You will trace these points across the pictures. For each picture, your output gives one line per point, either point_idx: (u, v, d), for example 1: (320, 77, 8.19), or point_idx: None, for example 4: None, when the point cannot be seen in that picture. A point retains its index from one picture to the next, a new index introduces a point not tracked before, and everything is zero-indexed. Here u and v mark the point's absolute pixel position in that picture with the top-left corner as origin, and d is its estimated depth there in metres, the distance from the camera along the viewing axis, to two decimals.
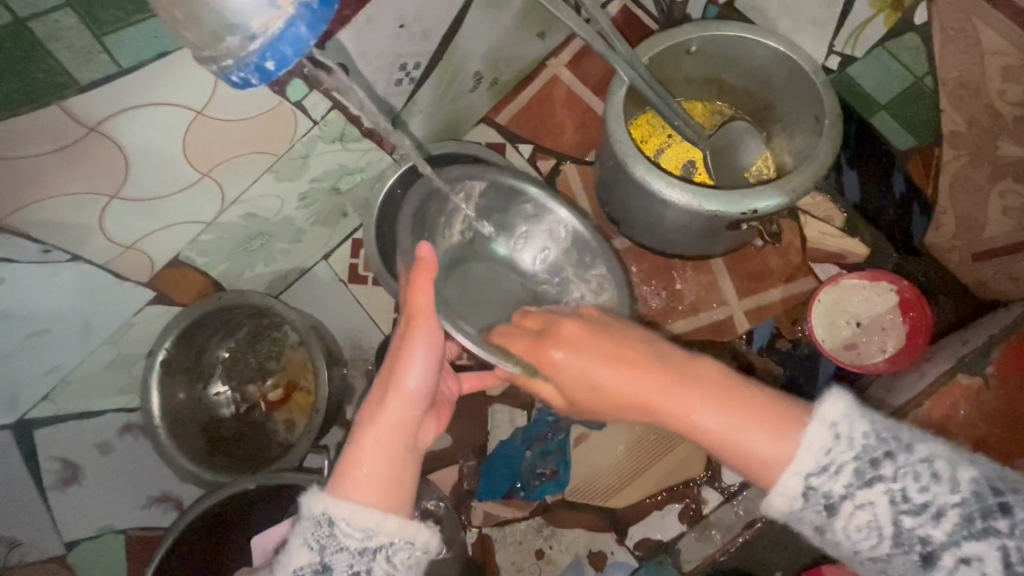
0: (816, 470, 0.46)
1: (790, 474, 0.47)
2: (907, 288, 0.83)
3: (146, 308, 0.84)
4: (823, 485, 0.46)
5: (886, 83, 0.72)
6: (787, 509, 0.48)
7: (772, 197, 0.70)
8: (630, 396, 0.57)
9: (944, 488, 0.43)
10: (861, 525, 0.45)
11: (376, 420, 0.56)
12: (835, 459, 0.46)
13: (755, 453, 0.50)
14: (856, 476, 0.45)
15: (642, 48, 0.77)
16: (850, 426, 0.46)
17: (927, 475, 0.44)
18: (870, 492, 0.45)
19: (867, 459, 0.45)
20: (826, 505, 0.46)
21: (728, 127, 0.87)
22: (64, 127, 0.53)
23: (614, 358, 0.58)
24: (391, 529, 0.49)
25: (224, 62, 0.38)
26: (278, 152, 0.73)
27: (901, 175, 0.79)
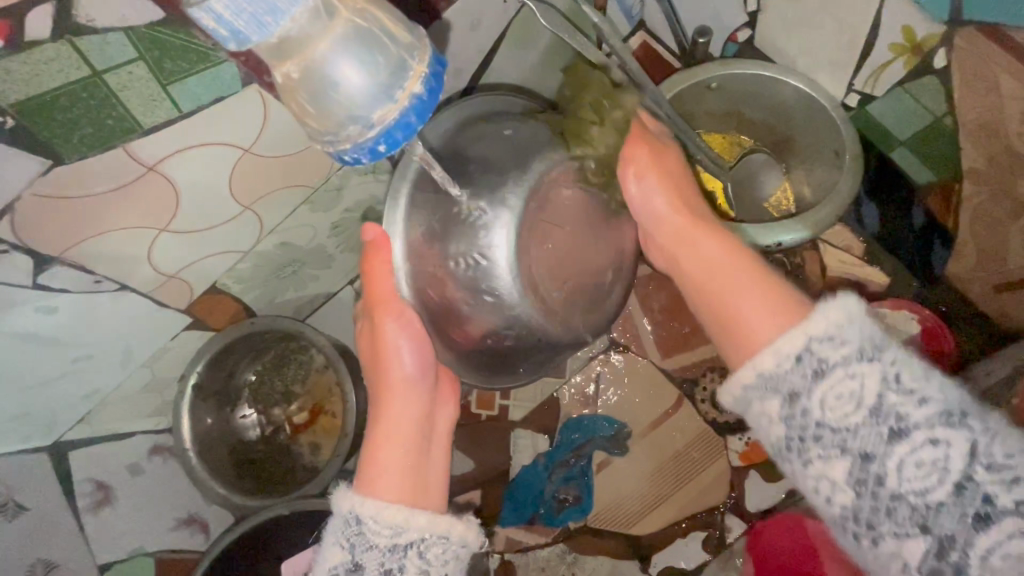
0: (820, 336, 0.46)
1: (769, 350, 0.48)
2: (929, 317, 0.84)
3: (182, 333, 0.87)
4: (898, 406, 0.42)
5: (905, 120, 0.75)
6: (769, 370, 0.48)
7: (795, 230, 0.71)
8: (743, 291, 0.53)
9: (933, 386, 0.42)
10: (841, 394, 0.44)
11: (388, 413, 0.59)
12: (844, 333, 0.45)
13: (751, 328, 0.50)
14: (856, 351, 0.44)
15: (666, 85, 0.80)
16: (851, 323, 0.46)
17: (920, 372, 0.43)
18: (864, 365, 0.44)
19: (938, 408, 0.41)
20: (817, 369, 0.45)
21: (747, 160, 0.89)
22: (126, 168, 0.56)
23: (713, 228, 0.61)
24: (421, 523, 0.52)
25: (343, 147, 0.43)
26: (316, 184, 0.76)
27: (921, 208, 0.80)
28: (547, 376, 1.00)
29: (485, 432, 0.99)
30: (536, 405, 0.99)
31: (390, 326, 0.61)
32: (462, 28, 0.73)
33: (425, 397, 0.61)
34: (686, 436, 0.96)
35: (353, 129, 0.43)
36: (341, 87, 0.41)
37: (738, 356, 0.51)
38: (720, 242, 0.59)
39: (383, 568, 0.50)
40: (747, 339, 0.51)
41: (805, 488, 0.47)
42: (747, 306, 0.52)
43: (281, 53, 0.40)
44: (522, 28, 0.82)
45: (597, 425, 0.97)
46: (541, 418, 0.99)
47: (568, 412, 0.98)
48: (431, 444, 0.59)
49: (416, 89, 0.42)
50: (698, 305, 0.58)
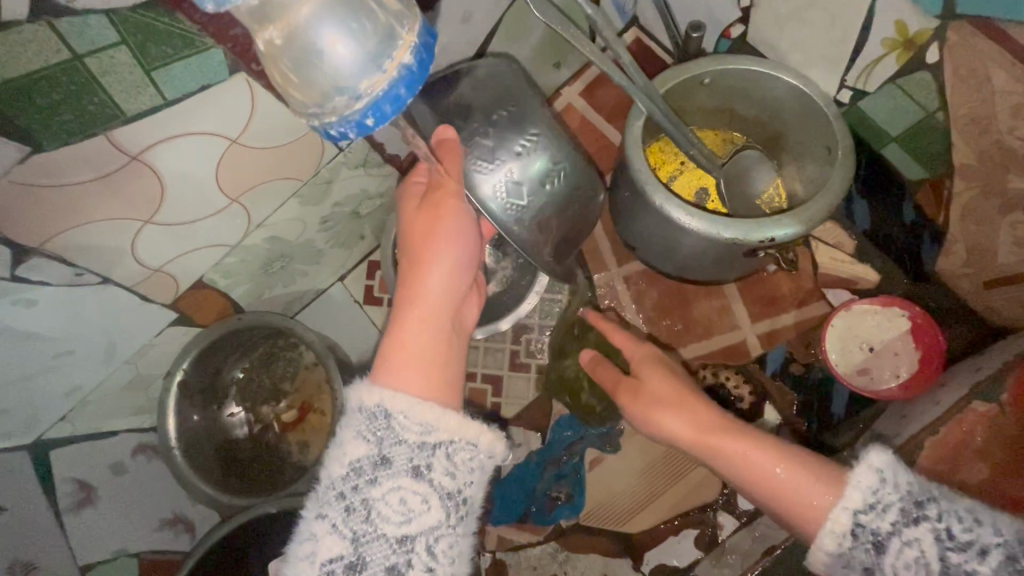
0: (864, 507, 0.51)
1: (838, 511, 0.52)
2: (919, 313, 0.85)
3: (167, 328, 0.85)
4: (964, 563, 0.46)
5: (896, 117, 0.75)
6: (835, 549, 0.52)
7: (787, 226, 0.71)
8: (732, 468, 0.61)
9: (985, 529, 0.46)
10: (908, 562, 0.48)
11: (414, 311, 0.57)
12: (882, 498, 0.50)
13: (805, 500, 0.55)
14: (901, 514, 0.49)
15: (659, 80, 0.80)
16: (895, 474, 0.50)
17: (968, 518, 0.47)
18: (916, 529, 0.48)
19: (912, 499, 0.49)
20: (875, 543, 0.50)
21: (740, 156, 0.89)
22: (109, 157, 0.55)
23: (674, 403, 0.66)
24: (450, 426, 0.49)
25: (330, 120, 0.42)
26: (305, 177, 0.75)
27: (911, 205, 0.81)
28: (539, 373, 0.99)
29: None
30: (527, 402, 0.99)
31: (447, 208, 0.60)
32: (453, 21, 0.72)
33: (457, 299, 0.59)
34: None
35: (340, 101, 0.42)
36: (326, 56, 0.40)
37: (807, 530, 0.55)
38: (704, 408, 0.65)
39: (411, 464, 0.48)
40: (803, 505, 0.55)
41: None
42: (790, 482, 0.57)
43: (262, 17, 0.39)
44: (515, 22, 0.82)
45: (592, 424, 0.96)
46: (533, 416, 0.98)
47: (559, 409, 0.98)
48: (458, 341, 0.58)
49: (406, 60, 0.41)
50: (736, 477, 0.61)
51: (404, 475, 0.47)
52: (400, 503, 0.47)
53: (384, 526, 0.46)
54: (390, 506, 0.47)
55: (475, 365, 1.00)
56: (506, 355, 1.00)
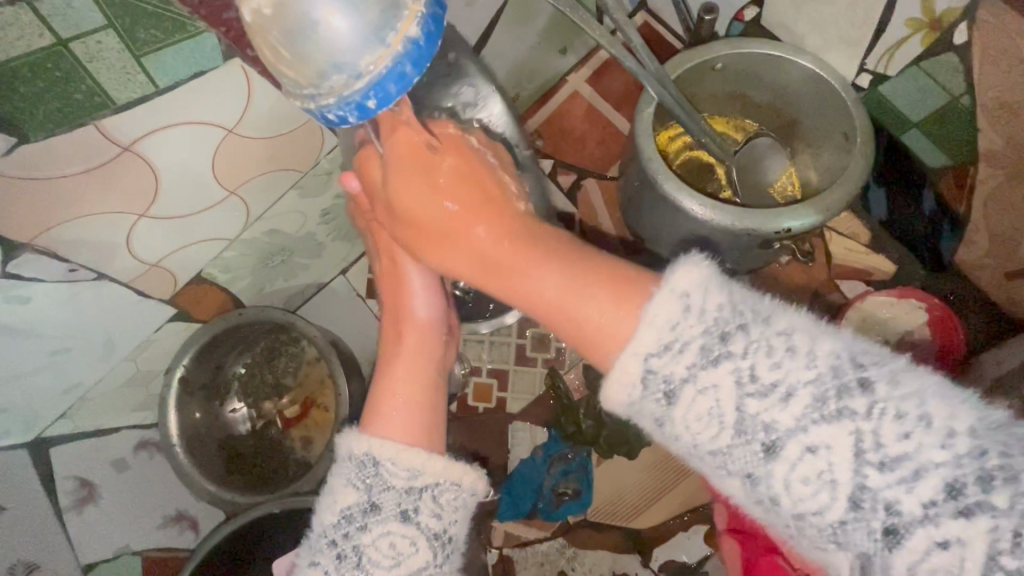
0: (656, 349, 0.37)
1: (630, 353, 0.38)
2: (937, 306, 0.82)
3: (166, 324, 0.83)
4: (763, 414, 0.35)
5: (919, 101, 0.72)
6: (626, 399, 0.39)
7: (804, 216, 0.69)
8: (459, 266, 0.48)
9: (933, 438, 0.32)
10: (700, 415, 0.36)
11: (401, 351, 0.54)
12: (681, 334, 0.37)
13: (584, 321, 0.41)
14: (701, 352, 0.36)
15: (670, 65, 0.77)
16: (829, 351, 0.35)
17: (928, 425, 0.32)
18: (824, 430, 0.34)
19: (716, 333, 0.36)
20: (666, 392, 0.37)
21: (752, 143, 0.86)
22: (99, 148, 0.52)
23: (486, 215, 0.47)
24: (435, 468, 0.46)
25: (327, 102, 0.40)
26: (305, 168, 0.73)
27: (932, 193, 0.78)
28: (545, 368, 0.97)
29: (482, 425, 0.96)
30: (533, 397, 0.97)
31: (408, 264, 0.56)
32: (456, 3, 0.69)
33: (442, 346, 0.56)
34: None
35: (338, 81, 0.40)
36: (323, 30, 0.38)
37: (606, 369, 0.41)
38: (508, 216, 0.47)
39: (399, 509, 0.45)
40: (605, 339, 0.40)
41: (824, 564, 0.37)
42: (582, 301, 0.41)
43: None
44: (520, 5, 0.78)
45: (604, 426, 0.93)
46: (539, 410, 0.97)
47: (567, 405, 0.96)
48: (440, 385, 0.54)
49: (411, 33, 0.39)
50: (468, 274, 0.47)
51: (393, 520, 0.45)
52: (390, 547, 0.44)
53: (375, 568, 0.44)
54: (380, 551, 0.44)
55: (481, 360, 0.98)
56: (512, 349, 0.98)
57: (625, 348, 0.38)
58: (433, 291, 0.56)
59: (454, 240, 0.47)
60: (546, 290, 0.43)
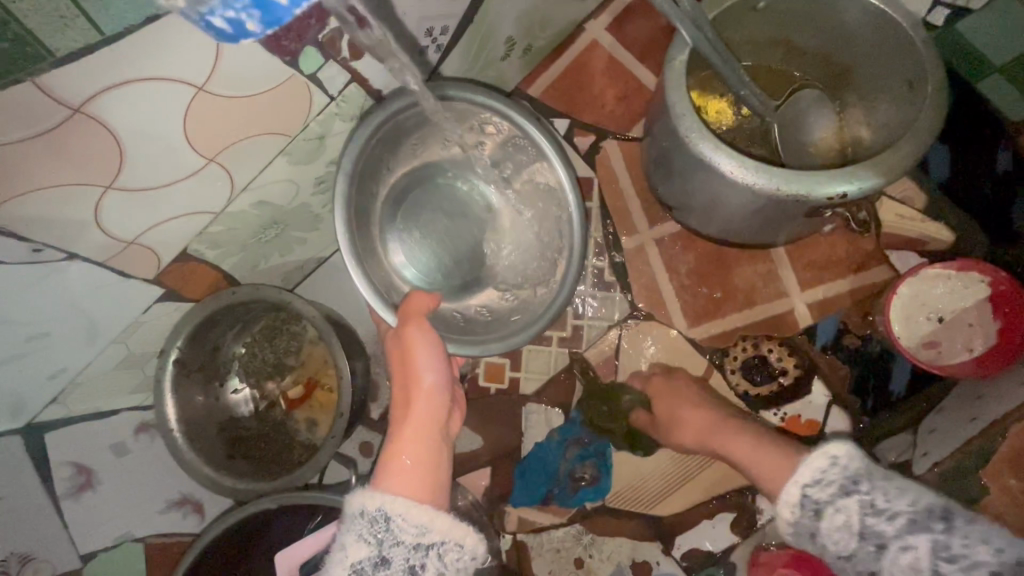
0: (810, 482, 0.57)
1: (790, 485, 0.58)
2: (1004, 279, 0.73)
3: (156, 305, 0.78)
4: (875, 526, 0.52)
5: (1010, 38, 0.64)
6: (791, 518, 0.58)
7: (861, 178, 0.59)
8: (692, 432, 0.76)
9: (902, 500, 0.52)
10: (838, 527, 0.54)
11: (410, 421, 0.57)
12: (827, 475, 0.56)
13: (762, 470, 0.65)
14: (838, 488, 0.55)
15: (707, 3, 0.66)
16: (845, 461, 0.56)
17: (891, 491, 0.53)
18: (846, 499, 0.54)
19: (842, 485, 0.55)
20: (814, 510, 0.56)
21: (794, 98, 0.77)
22: (44, 110, 0.45)
23: (712, 426, 0.74)
24: (442, 527, 0.51)
25: (208, 2, 0.35)
26: (292, 132, 0.65)
27: (1009, 151, 0.69)
28: (562, 346, 0.90)
29: (493, 409, 0.91)
30: (548, 377, 0.90)
31: (416, 339, 0.59)
32: None
33: (444, 416, 0.59)
34: None
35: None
36: None
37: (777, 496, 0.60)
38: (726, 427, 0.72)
39: (408, 564, 0.49)
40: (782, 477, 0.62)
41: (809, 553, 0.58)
42: (779, 472, 0.63)
43: None
44: None
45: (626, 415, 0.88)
46: (556, 392, 0.90)
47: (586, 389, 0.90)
48: (439, 449, 0.57)
49: None
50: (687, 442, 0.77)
51: (401, 574, 0.49)
52: None
53: None
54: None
55: None
56: None
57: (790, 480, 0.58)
58: (437, 364, 0.59)
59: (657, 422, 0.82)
60: (763, 458, 0.65)
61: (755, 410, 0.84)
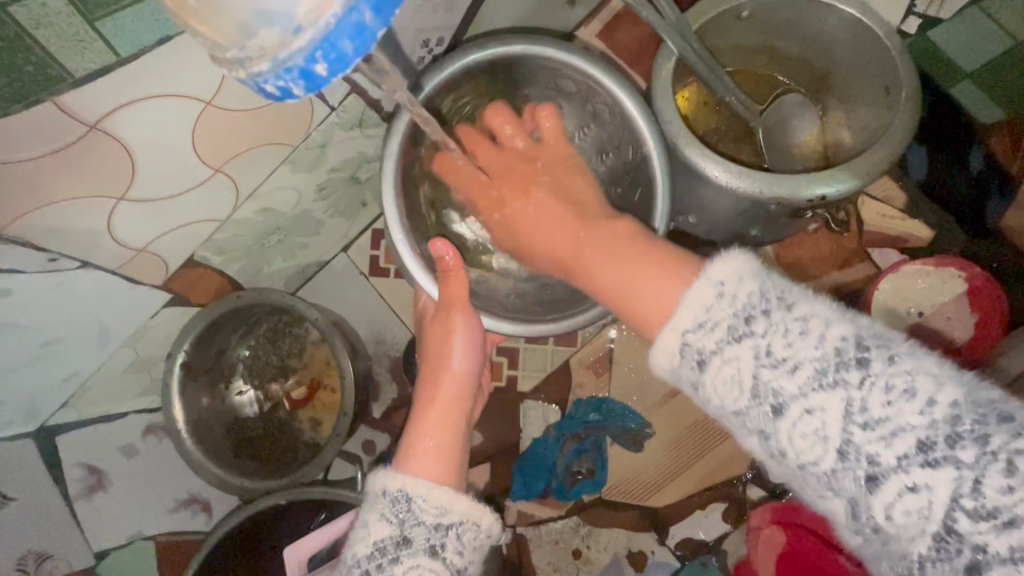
0: (693, 326, 0.43)
1: (670, 331, 0.44)
2: (979, 275, 0.76)
3: (164, 309, 0.81)
4: (773, 380, 0.40)
5: (976, 46, 0.69)
6: (668, 366, 0.45)
7: (840, 181, 0.62)
8: (533, 230, 0.59)
9: (807, 343, 0.39)
10: (726, 380, 0.42)
11: (435, 395, 0.60)
12: (713, 315, 0.42)
13: (625, 292, 0.50)
14: (728, 332, 0.42)
15: (693, 14, 0.69)
16: (738, 287, 0.42)
17: (794, 332, 0.40)
18: (737, 348, 0.41)
19: (742, 315, 0.41)
20: (700, 360, 0.43)
21: (780, 101, 0.79)
22: (62, 127, 0.48)
23: (565, 218, 0.57)
24: (462, 508, 0.50)
25: (261, 68, 0.34)
26: (295, 142, 0.67)
27: (982, 151, 0.73)
28: (556, 345, 0.94)
29: (491, 406, 0.94)
30: (546, 374, 0.94)
31: (455, 326, 0.61)
32: None
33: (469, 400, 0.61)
34: None
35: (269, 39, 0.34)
36: None
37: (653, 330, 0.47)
38: (557, 202, 0.58)
39: (429, 544, 0.48)
40: (650, 313, 0.48)
41: (745, 449, 0.44)
42: (640, 292, 0.49)
43: None
44: None
45: (617, 414, 0.92)
46: (553, 389, 0.94)
47: (582, 385, 0.93)
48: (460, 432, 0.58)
49: None
50: (545, 256, 0.58)
51: (422, 555, 0.47)
52: None
53: None
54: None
55: None
56: None
57: (669, 325, 0.45)
58: (471, 352, 0.62)
59: (505, 201, 0.61)
60: (619, 278, 0.51)
61: None
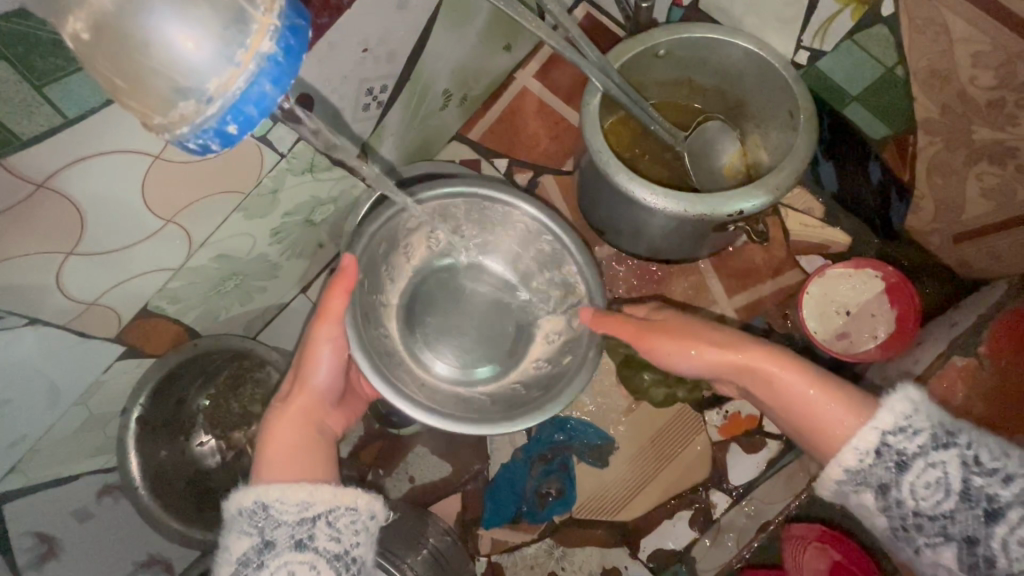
0: (893, 430, 0.55)
1: (868, 429, 0.57)
2: (892, 273, 0.83)
3: (117, 363, 0.79)
4: (986, 488, 0.50)
5: (856, 76, 0.70)
6: (855, 466, 0.57)
7: (756, 197, 0.69)
8: (286, 427, 0.63)
9: (1015, 462, 0.50)
10: (929, 483, 0.52)
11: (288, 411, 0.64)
12: (914, 423, 0.54)
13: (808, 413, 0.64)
14: (931, 439, 0.53)
15: (613, 55, 0.76)
16: (924, 411, 0.55)
17: (998, 451, 0.51)
18: (943, 454, 0.52)
19: (943, 428, 0.53)
20: (898, 462, 0.54)
21: (702, 128, 0.86)
22: (9, 187, 0.49)
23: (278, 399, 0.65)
24: (324, 498, 0.55)
25: (180, 131, 0.36)
26: (247, 189, 0.70)
27: (877, 163, 0.77)
28: None
29: (459, 433, 0.96)
30: None
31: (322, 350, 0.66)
32: (389, 7, 0.68)
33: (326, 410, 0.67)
34: (665, 415, 0.95)
35: (188, 108, 0.36)
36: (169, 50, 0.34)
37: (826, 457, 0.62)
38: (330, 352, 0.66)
39: (295, 539, 0.52)
40: (826, 428, 0.62)
41: (929, 558, 0.53)
42: (820, 404, 0.63)
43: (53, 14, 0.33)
44: (455, 6, 0.79)
45: (580, 432, 0.95)
46: None
47: None
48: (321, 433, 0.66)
49: (264, 50, 0.35)
50: (291, 431, 0.63)
51: (289, 551, 0.52)
52: None
53: None
54: None
55: None
56: None
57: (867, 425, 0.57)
58: (333, 368, 0.67)
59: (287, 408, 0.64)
60: (796, 395, 0.65)
61: (701, 409, 0.94)
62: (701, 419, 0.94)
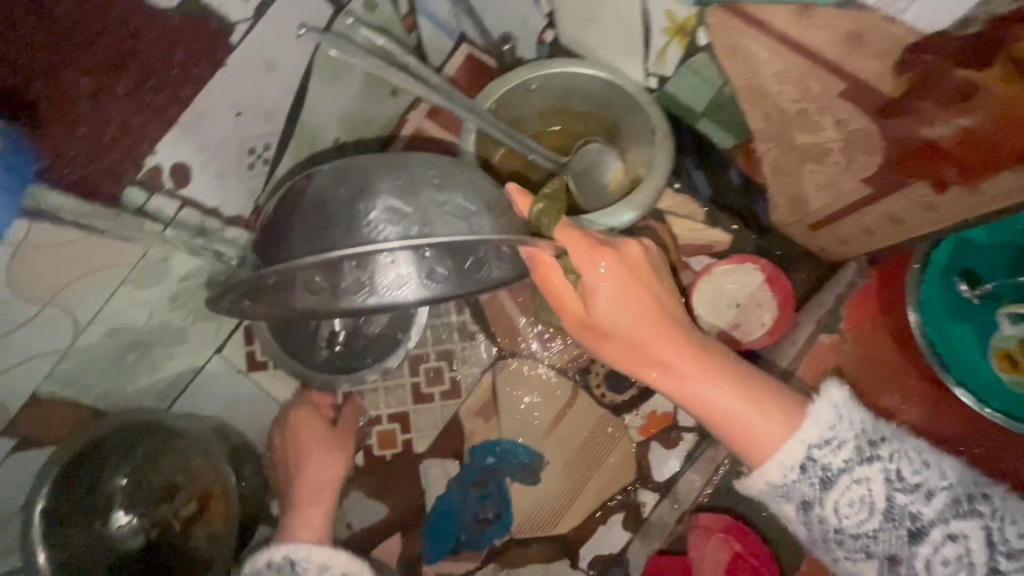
0: (818, 441, 0.53)
1: (793, 444, 0.54)
2: (767, 264, 0.91)
3: (13, 454, 0.77)
4: (909, 506, 0.50)
5: (697, 95, 0.78)
6: (779, 480, 0.54)
7: (625, 214, 0.75)
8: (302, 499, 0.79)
9: (932, 473, 0.50)
10: (852, 500, 0.51)
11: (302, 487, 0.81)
12: (838, 434, 0.53)
13: (737, 421, 0.57)
14: (855, 452, 0.52)
15: (483, 94, 0.81)
16: (849, 409, 0.54)
17: (917, 461, 0.51)
18: (867, 469, 0.51)
19: (866, 439, 0.52)
20: (824, 478, 0.52)
21: (582, 151, 0.91)
22: None
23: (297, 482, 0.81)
24: (340, 563, 0.68)
25: None
26: (130, 261, 0.73)
27: (735, 168, 0.86)
28: (442, 400, 0.98)
29: (393, 472, 0.97)
30: (437, 432, 0.98)
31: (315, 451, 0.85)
32: (258, 72, 0.70)
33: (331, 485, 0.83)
34: (588, 424, 0.98)
35: None
36: None
37: (758, 471, 0.55)
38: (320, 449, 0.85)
39: None
40: (751, 446, 0.56)
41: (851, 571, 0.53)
42: (755, 423, 0.56)
43: None
44: (329, 62, 0.82)
45: (510, 453, 0.97)
46: (447, 444, 0.98)
47: (477, 435, 0.98)
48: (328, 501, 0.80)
49: None
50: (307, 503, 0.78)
51: None
52: None
53: None
54: None
55: (378, 407, 0.98)
56: (408, 389, 0.99)
57: (793, 437, 0.54)
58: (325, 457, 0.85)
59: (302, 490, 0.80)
60: (728, 409, 0.58)
61: (619, 413, 0.98)
62: (621, 423, 0.98)
